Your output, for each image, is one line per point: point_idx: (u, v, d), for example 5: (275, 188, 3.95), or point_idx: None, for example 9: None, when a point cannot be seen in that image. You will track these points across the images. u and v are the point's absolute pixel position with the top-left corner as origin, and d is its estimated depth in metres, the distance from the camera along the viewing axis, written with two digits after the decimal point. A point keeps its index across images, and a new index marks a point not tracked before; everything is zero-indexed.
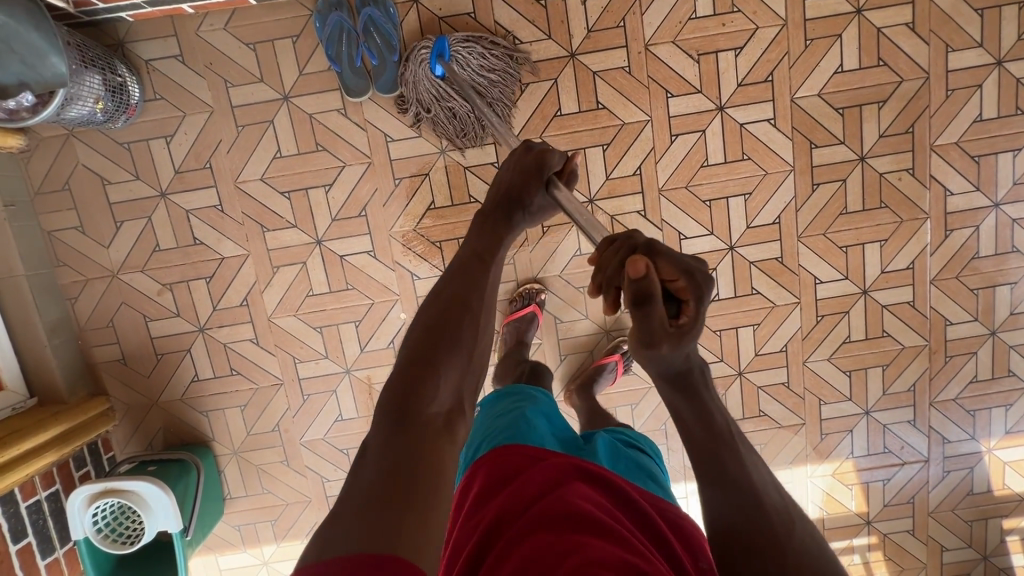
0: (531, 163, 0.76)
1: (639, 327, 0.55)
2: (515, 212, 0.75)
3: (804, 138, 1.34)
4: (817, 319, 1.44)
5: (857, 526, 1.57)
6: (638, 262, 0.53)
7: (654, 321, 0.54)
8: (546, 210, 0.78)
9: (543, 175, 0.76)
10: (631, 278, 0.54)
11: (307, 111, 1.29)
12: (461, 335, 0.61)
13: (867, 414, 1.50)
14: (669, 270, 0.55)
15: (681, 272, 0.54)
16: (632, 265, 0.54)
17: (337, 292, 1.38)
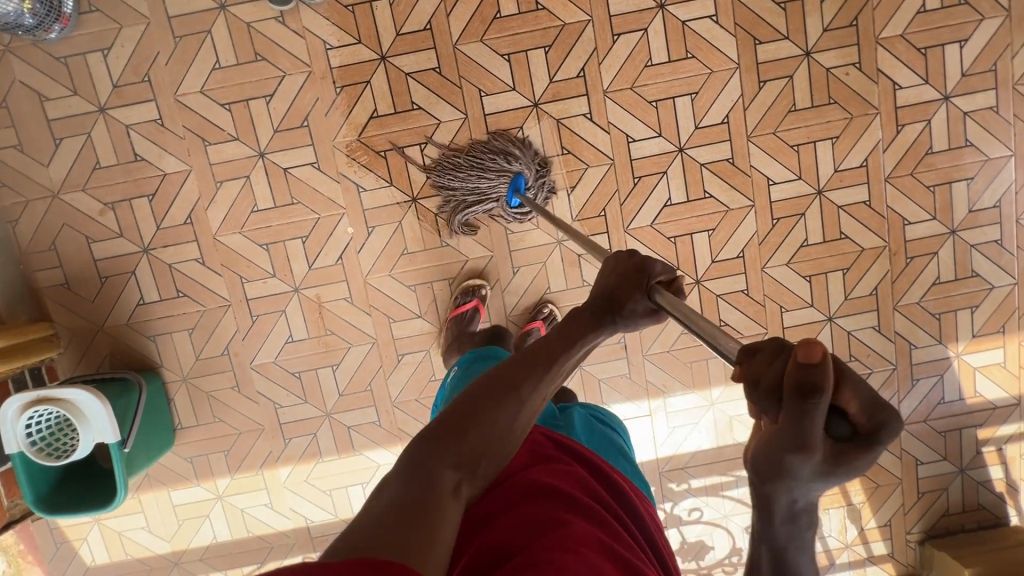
0: (632, 267, 0.74)
1: (791, 432, 0.42)
2: (604, 319, 0.72)
3: (747, 34, 1.33)
4: (773, 222, 1.41)
5: None
6: (814, 346, 0.42)
7: (813, 427, 0.42)
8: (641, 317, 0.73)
9: (645, 280, 0.72)
10: (800, 365, 0.42)
11: (245, 20, 1.28)
12: (499, 417, 0.61)
13: (830, 320, 1.47)
14: (854, 395, 0.42)
15: (874, 407, 0.42)
16: (805, 348, 0.42)
17: (282, 207, 1.36)
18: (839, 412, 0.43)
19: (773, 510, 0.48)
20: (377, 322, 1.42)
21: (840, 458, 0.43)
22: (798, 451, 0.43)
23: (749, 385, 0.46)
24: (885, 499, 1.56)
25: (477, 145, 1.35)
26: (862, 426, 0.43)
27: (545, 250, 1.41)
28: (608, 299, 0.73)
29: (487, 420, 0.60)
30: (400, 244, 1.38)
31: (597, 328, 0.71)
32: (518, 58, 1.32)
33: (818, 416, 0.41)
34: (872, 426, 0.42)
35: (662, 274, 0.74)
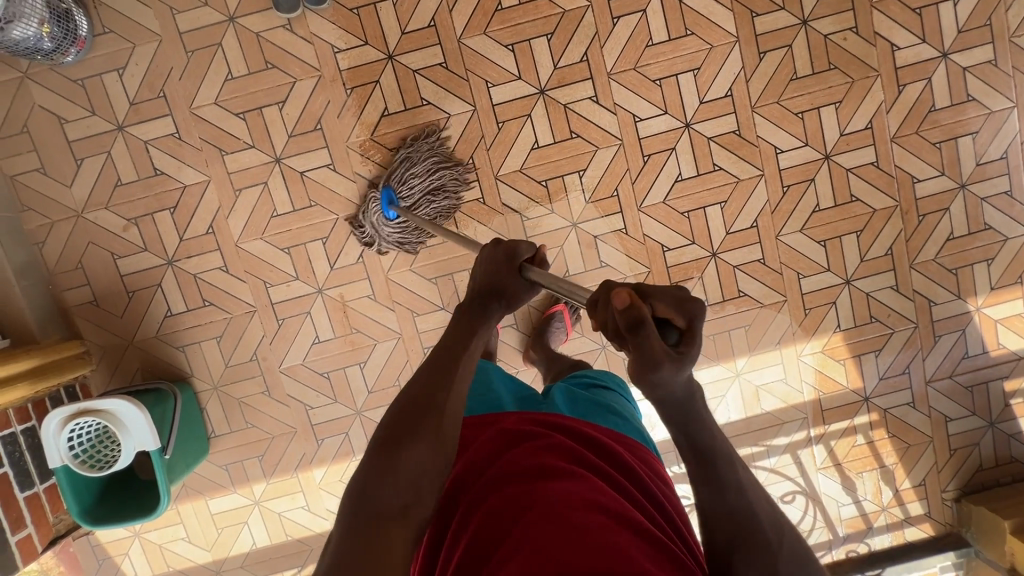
0: (503, 254, 0.78)
1: (640, 357, 0.53)
2: (495, 300, 0.77)
3: (743, 8, 1.36)
4: (783, 190, 1.43)
5: (856, 404, 1.53)
6: (621, 293, 0.56)
7: (654, 344, 0.53)
8: (532, 293, 0.79)
9: (516, 262, 0.78)
10: (620, 307, 0.55)
11: (254, 30, 1.32)
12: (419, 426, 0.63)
13: (848, 283, 1.48)
14: (666, 309, 0.56)
15: (681, 307, 0.56)
16: (618, 294, 0.56)
17: (301, 210, 1.38)
18: (665, 321, 0.57)
19: (685, 407, 0.57)
20: (401, 317, 1.44)
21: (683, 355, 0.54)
22: (653, 367, 0.53)
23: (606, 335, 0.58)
24: (918, 459, 1.56)
25: (487, 135, 1.38)
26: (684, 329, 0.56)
27: (561, 234, 1.43)
28: (493, 287, 0.77)
29: (417, 437, 0.62)
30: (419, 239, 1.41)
31: (487, 315, 0.75)
32: (521, 47, 1.35)
33: (648, 334, 0.53)
34: (687, 320, 0.56)
35: (529, 253, 0.79)
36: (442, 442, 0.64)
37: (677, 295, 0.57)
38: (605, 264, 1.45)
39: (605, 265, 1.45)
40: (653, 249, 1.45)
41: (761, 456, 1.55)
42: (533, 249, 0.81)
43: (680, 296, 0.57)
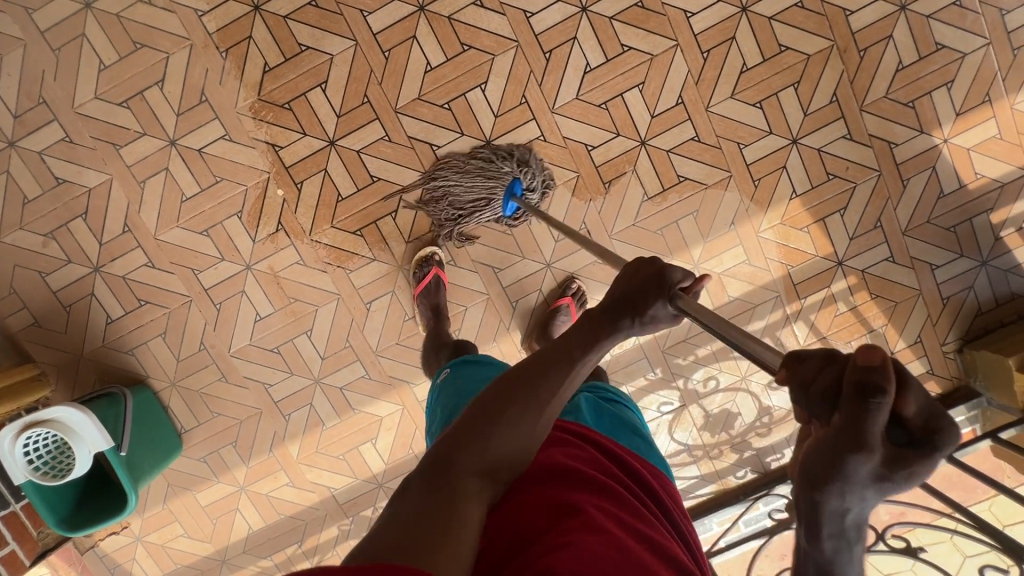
0: (653, 271, 0.71)
1: (852, 434, 0.39)
2: (623, 317, 0.70)
3: None
4: (703, 56, 1.32)
5: (830, 271, 1.43)
6: (871, 350, 0.40)
7: (876, 430, 0.39)
8: (659, 320, 0.71)
9: (666, 287, 0.70)
10: (857, 364, 0.40)
11: (113, 12, 1.26)
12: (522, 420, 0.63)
13: (795, 143, 1.36)
14: (906, 407, 0.39)
15: (929, 413, 0.39)
16: (863, 350, 0.40)
17: (208, 188, 1.35)
18: (893, 416, 0.40)
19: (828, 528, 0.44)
20: (336, 277, 1.40)
21: (904, 470, 0.40)
22: (857, 449, 0.39)
23: (794, 390, 0.45)
24: (910, 316, 1.46)
25: (376, 68, 1.31)
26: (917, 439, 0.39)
27: (476, 154, 1.35)
28: (626, 301, 0.71)
29: (507, 425, 0.62)
30: (334, 192, 1.36)
31: (615, 331, 0.70)
32: None
33: (874, 416, 0.38)
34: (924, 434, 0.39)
35: (683, 281, 0.71)
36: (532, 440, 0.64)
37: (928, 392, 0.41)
38: None
39: None
40: (577, 151, 1.36)
41: None
42: (690, 275, 0.72)
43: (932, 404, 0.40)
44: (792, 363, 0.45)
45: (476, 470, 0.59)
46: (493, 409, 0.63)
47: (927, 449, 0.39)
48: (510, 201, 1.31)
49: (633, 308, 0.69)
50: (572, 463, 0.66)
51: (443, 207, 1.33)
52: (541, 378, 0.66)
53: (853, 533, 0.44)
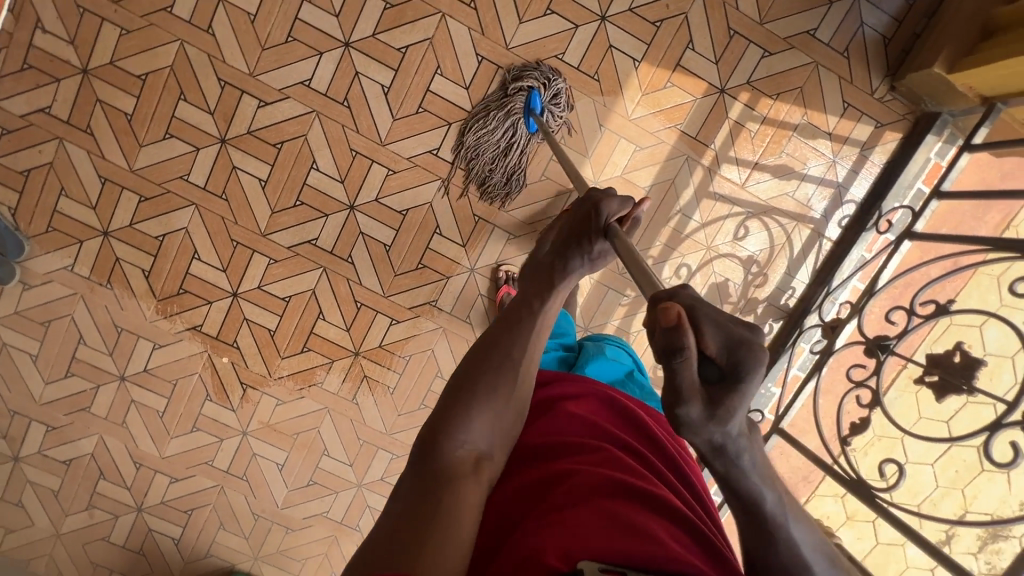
0: (585, 215, 0.85)
1: (672, 387, 0.48)
2: (571, 256, 0.85)
3: None
4: (472, 8, 1.31)
5: (718, 104, 1.37)
6: (669, 310, 0.47)
7: (685, 378, 0.48)
8: (603, 256, 0.86)
9: (600, 222, 0.84)
10: (658, 326, 0.48)
11: (11, 311, 1.39)
12: (497, 383, 0.75)
13: (604, 19, 1.32)
14: (716, 346, 0.48)
15: (728, 344, 0.47)
16: (665, 311, 0.47)
17: (173, 393, 1.45)
18: (704, 353, 0.49)
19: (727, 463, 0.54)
20: (316, 394, 1.47)
21: (722, 404, 0.48)
22: (679, 404, 0.48)
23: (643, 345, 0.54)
24: (821, 91, 1.37)
25: (225, 213, 1.38)
26: (737, 382, 0.48)
27: (350, 223, 1.39)
28: (577, 241, 0.85)
29: (486, 399, 0.74)
30: (266, 329, 1.44)
31: (566, 263, 0.85)
32: (175, 127, 1.33)
33: (686, 369, 0.47)
34: (732, 363, 0.48)
35: (616, 213, 0.85)
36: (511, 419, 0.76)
37: (745, 330, 0.48)
38: (407, 211, 1.40)
39: (407, 212, 1.40)
40: (428, 161, 1.38)
41: (685, 222, 1.43)
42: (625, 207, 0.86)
43: (733, 330, 0.48)
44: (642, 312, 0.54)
45: (469, 451, 0.70)
46: (477, 374, 0.75)
47: (733, 383, 0.48)
48: (529, 117, 1.32)
49: (580, 246, 0.85)
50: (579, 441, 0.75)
51: (491, 143, 1.34)
52: (511, 338, 0.79)
53: (743, 456, 0.53)
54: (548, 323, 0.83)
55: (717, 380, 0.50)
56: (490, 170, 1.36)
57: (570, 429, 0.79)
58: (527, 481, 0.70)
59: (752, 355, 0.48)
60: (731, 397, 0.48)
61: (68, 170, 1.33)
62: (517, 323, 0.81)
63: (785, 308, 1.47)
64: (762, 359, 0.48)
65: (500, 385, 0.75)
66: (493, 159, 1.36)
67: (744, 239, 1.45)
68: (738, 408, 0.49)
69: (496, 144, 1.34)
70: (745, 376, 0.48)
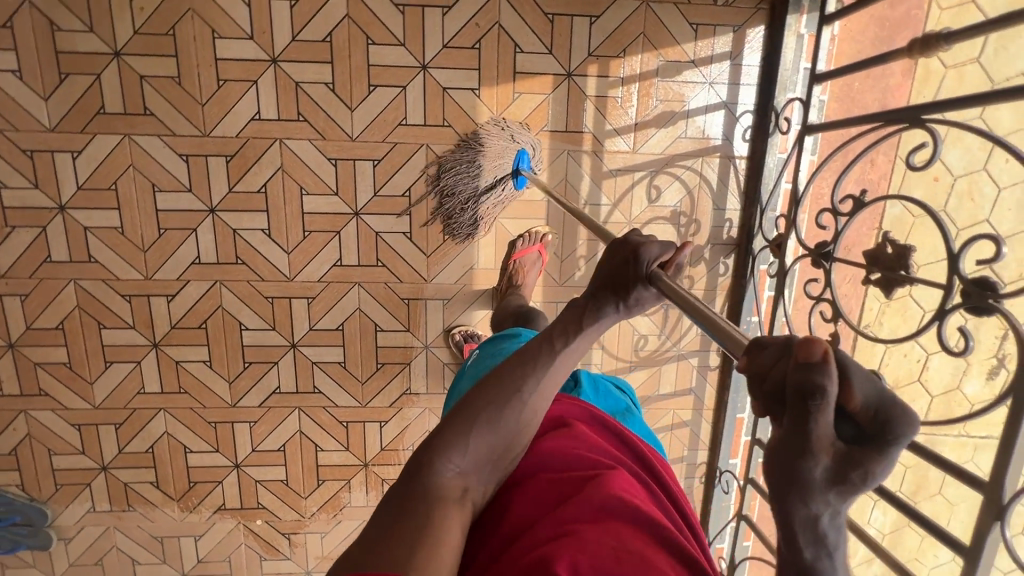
0: (623, 261, 0.73)
1: (795, 427, 0.41)
2: (609, 301, 0.73)
3: (95, 119, 1.26)
4: (303, 120, 1.30)
5: (571, 89, 1.33)
6: (816, 345, 0.41)
7: (816, 424, 0.40)
8: (646, 304, 0.73)
9: (643, 269, 0.71)
10: (799, 359, 0.41)
11: (66, 564, 1.51)
12: (503, 420, 0.70)
13: (424, 68, 1.29)
14: (865, 398, 0.41)
15: (878, 401, 0.40)
16: (810, 344, 0.41)
17: (232, 568, 1.55)
18: (841, 407, 0.42)
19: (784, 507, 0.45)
20: (351, 513, 1.55)
21: (850, 458, 0.41)
22: (804, 453, 0.41)
23: (753, 375, 0.46)
24: (664, 25, 1.31)
25: (192, 402, 1.44)
26: (880, 443, 0.40)
27: (300, 359, 1.44)
28: (614, 285, 0.73)
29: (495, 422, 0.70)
30: (280, 481, 1.51)
31: (599, 314, 0.73)
32: (111, 353, 1.39)
33: (824, 416, 0.40)
34: (871, 420, 0.41)
35: (659, 256, 0.72)
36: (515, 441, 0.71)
37: (882, 385, 0.42)
38: (343, 325, 1.43)
39: (343, 326, 1.43)
40: (338, 273, 1.40)
41: (597, 210, 1.41)
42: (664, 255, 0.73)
43: (885, 393, 0.41)
44: (753, 350, 0.46)
45: (463, 470, 0.68)
46: (478, 402, 0.71)
47: (872, 442, 0.41)
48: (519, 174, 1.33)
49: (617, 294, 0.73)
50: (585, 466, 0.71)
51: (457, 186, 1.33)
52: (520, 374, 0.71)
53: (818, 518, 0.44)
54: (572, 358, 0.74)
55: (849, 435, 0.42)
56: (457, 209, 1.35)
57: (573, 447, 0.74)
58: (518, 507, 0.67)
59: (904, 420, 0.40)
60: (869, 460, 0.41)
61: (46, 432, 1.42)
62: (534, 360, 0.73)
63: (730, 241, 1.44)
64: (915, 433, 0.40)
65: (508, 409, 0.70)
66: (456, 202, 1.34)
67: (660, 196, 1.41)
68: (878, 475, 0.41)
69: (462, 180, 1.32)
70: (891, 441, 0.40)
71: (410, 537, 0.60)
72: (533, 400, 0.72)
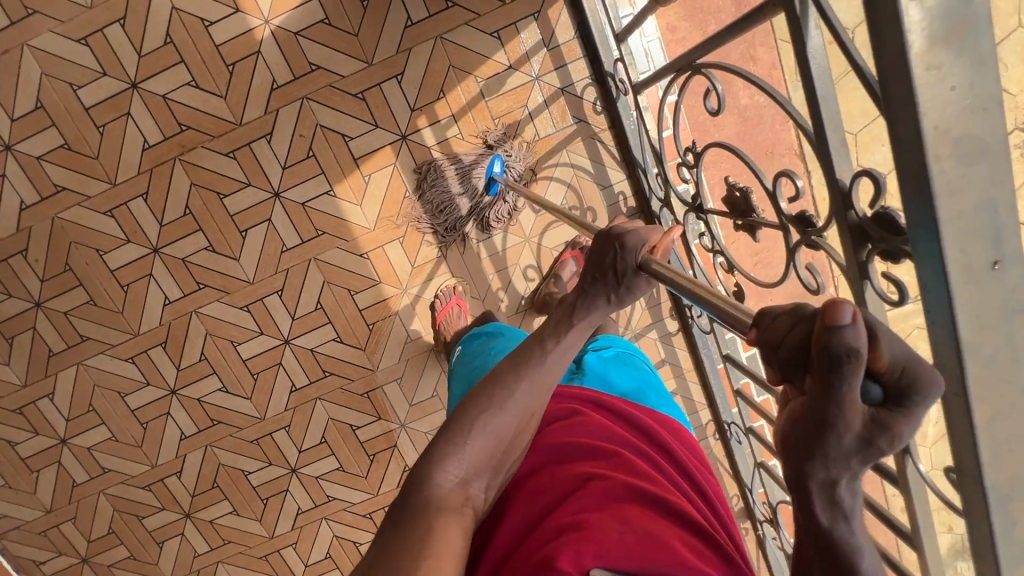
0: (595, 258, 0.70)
1: (829, 404, 0.37)
2: (598, 300, 0.68)
3: (50, 360, 1.43)
4: (204, 287, 1.40)
5: (414, 149, 1.34)
6: (845, 310, 0.35)
7: (851, 397, 0.36)
8: (637, 288, 0.68)
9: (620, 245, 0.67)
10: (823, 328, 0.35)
11: None
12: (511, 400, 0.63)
13: (278, 194, 1.35)
14: (891, 355, 0.36)
15: (906, 361, 0.36)
16: (832, 308, 0.35)
17: None
18: (869, 374, 0.37)
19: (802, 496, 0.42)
20: None
21: (876, 431, 0.38)
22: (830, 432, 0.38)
23: (771, 356, 0.42)
24: (466, 49, 1.29)
25: (238, 548, 1.60)
26: (895, 401, 0.37)
27: (305, 479, 1.56)
28: (596, 269, 0.69)
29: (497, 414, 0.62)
30: None
31: (586, 308, 0.68)
32: (158, 535, 1.58)
33: (854, 381, 0.35)
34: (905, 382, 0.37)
35: (642, 236, 0.67)
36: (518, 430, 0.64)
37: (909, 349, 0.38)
38: (324, 439, 1.53)
39: (325, 439, 1.53)
40: (298, 397, 1.50)
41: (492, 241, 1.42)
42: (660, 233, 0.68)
43: (912, 357, 0.37)
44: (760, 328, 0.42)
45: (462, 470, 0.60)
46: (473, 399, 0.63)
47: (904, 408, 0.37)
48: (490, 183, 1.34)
49: (601, 281, 0.69)
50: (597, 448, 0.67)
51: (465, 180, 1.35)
52: (516, 371, 0.64)
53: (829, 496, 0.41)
54: (571, 348, 0.67)
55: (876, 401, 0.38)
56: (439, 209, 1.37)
57: (581, 430, 0.71)
58: (532, 490, 0.64)
59: (923, 371, 0.37)
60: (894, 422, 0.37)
61: None
62: (529, 355, 0.65)
63: (631, 213, 1.40)
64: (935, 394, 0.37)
65: (510, 391, 0.63)
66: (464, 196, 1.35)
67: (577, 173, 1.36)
68: (899, 440, 0.38)
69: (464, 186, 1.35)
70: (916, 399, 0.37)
71: (412, 546, 0.53)
72: (530, 394, 0.64)
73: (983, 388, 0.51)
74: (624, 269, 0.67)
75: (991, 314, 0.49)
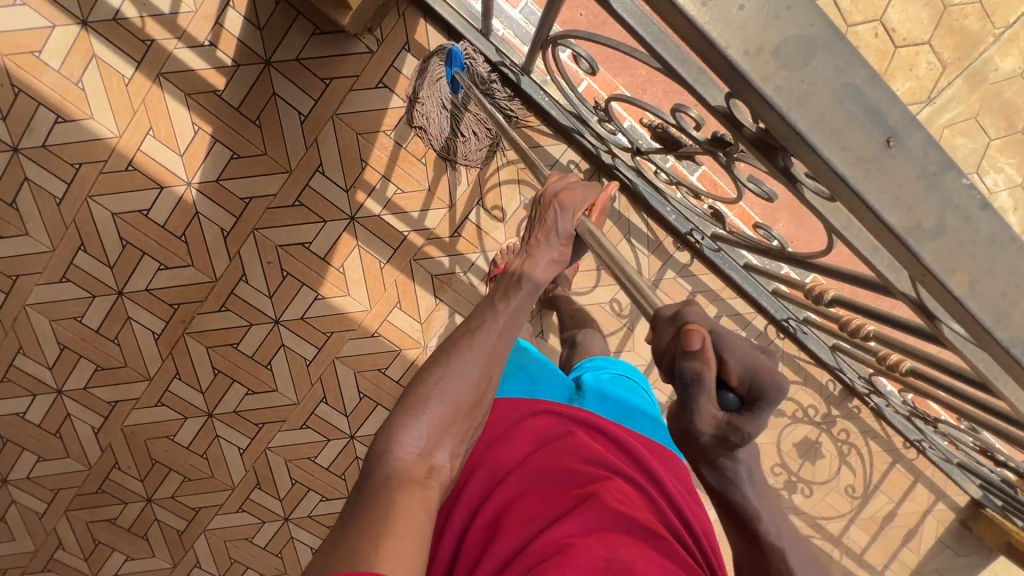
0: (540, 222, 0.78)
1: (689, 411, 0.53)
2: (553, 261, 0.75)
3: (182, 539, 1.57)
4: (262, 425, 1.51)
5: (367, 223, 1.37)
6: (694, 337, 0.51)
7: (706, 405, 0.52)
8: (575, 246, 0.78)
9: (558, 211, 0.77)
10: (683, 350, 0.51)
11: None
12: (465, 358, 0.61)
13: (277, 320, 1.43)
14: (740, 369, 0.51)
15: (749, 373, 0.50)
16: (689, 337, 0.51)
17: None
18: (727, 382, 0.52)
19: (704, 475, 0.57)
20: None
21: (736, 422, 0.52)
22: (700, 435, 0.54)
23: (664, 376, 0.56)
24: (362, 112, 1.30)
25: None
26: (746, 408, 0.51)
27: None
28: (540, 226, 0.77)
29: (452, 375, 0.59)
30: None
31: (542, 273, 0.73)
32: None
33: (703, 394, 0.51)
34: (751, 391, 0.51)
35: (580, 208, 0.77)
36: (475, 397, 0.60)
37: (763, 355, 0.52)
38: None
39: None
40: None
41: (478, 266, 1.42)
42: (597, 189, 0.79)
43: (765, 371, 0.50)
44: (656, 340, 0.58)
45: (421, 444, 0.56)
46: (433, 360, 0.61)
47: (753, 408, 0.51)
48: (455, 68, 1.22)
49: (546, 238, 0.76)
50: (585, 473, 0.65)
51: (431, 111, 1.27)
52: (471, 332, 0.64)
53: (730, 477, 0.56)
54: (518, 313, 0.67)
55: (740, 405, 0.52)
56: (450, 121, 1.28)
57: (568, 450, 0.68)
58: (515, 512, 0.61)
59: (770, 376, 0.50)
60: (744, 422, 0.51)
61: None
62: (482, 318, 0.66)
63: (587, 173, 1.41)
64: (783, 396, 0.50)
65: (462, 356, 0.61)
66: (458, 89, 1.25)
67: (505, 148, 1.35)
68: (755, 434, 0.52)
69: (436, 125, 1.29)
70: (757, 398, 0.51)
71: (370, 529, 0.48)
72: (483, 348, 0.62)
73: (948, 260, 0.46)
74: (559, 229, 0.76)
75: (911, 189, 0.44)
